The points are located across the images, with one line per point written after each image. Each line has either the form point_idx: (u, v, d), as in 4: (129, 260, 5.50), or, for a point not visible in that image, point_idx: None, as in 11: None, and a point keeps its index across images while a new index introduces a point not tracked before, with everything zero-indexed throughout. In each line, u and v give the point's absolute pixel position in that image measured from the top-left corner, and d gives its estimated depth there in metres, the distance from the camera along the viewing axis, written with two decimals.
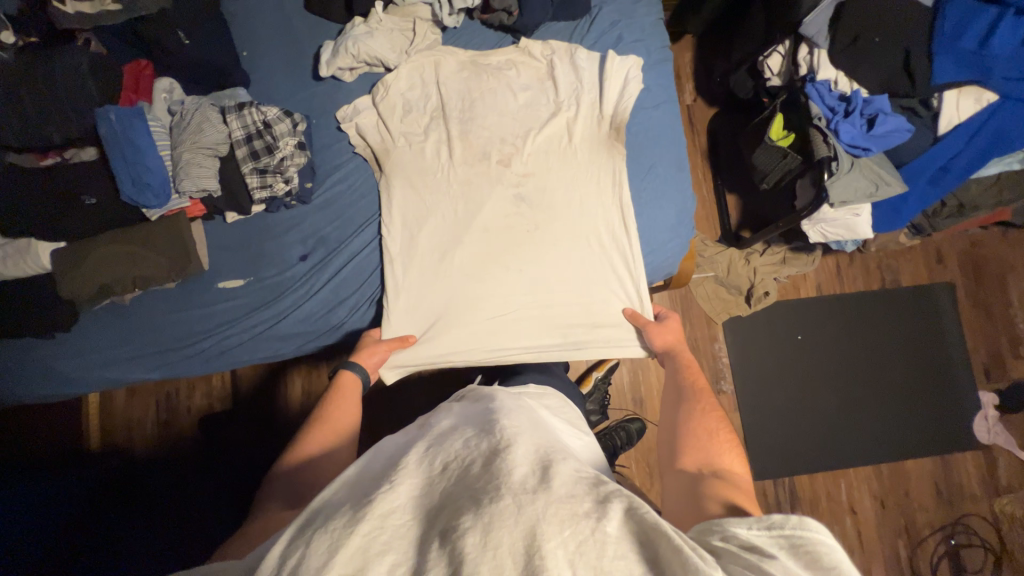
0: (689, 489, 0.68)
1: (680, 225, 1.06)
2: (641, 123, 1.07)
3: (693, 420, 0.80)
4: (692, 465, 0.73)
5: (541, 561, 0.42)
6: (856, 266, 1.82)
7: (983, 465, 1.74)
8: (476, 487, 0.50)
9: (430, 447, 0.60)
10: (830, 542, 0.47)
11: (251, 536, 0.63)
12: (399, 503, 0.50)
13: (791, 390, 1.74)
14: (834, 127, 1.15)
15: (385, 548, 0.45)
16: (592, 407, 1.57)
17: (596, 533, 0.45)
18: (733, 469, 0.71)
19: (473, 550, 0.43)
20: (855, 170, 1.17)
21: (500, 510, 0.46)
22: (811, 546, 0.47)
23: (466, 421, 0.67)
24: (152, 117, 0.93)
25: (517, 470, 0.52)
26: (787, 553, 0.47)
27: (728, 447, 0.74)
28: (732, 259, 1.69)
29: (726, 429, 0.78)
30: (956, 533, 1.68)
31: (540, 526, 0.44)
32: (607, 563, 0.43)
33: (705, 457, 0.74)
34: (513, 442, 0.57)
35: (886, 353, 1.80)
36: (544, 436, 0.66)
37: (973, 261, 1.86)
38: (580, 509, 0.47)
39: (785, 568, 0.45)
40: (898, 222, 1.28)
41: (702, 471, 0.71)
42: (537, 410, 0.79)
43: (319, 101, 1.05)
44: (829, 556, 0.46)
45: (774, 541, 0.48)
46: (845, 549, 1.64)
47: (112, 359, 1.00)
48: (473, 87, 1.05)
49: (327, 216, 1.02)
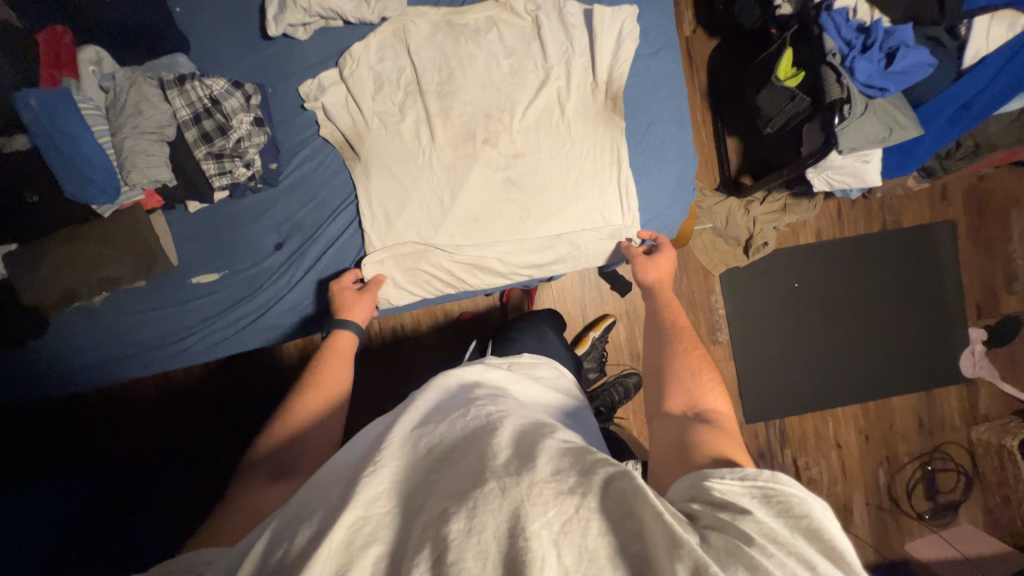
0: (677, 432, 0.65)
1: (680, 188, 1.00)
2: (637, 74, 0.97)
3: (680, 358, 0.78)
4: (677, 406, 0.70)
5: (525, 543, 0.41)
6: (858, 209, 1.76)
7: (965, 397, 1.81)
8: (461, 474, 0.50)
9: (417, 427, 0.60)
10: (801, 493, 0.48)
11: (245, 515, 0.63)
12: (383, 490, 0.49)
13: (785, 338, 1.76)
14: (849, 65, 1.05)
15: (370, 539, 0.45)
16: (590, 366, 1.59)
17: (580, 511, 0.45)
18: (718, 408, 0.69)
19: (458, 536, 0.43)
20: (867, 113, 1.07)
21: (484, 495, 0.46)
22: (783, 497, 0.48)
23: (452, 399, 0.67)
24: (81, 97, 0.81)
25: (501, 454, 0.52)
26: (760, 503, 0.48)
27: (712, 385, 0.72)
28: (732, 208, 1.61)
29: (710, 372, 0.76)
30: (933, 460, 1.78)
31: (525, 508, 0.44)
32: (590, 541, 0.43)
33: (688, 396, 0.71)
34: (500, 425, 0.58)
35: (880, 293, 1.80)
36: (534, 415, 0.67)
37: (979, 197, 1.80)
38: (563, 488, 0.47)
39: (759, 524, 0.45)
40: (909, 166, 1.20)
41: (687, 414, 0.68)
42: (529, 387, 0.80)
43: (273, 66, 0.93)
44: (801, 507, 0.47)
45: (748, 492, 0.49)
46: (829, 478, 1.74)
47: (91, 363, 0.94)
48: (447, 43, 0.93)
49: (297, 198, 0.94)
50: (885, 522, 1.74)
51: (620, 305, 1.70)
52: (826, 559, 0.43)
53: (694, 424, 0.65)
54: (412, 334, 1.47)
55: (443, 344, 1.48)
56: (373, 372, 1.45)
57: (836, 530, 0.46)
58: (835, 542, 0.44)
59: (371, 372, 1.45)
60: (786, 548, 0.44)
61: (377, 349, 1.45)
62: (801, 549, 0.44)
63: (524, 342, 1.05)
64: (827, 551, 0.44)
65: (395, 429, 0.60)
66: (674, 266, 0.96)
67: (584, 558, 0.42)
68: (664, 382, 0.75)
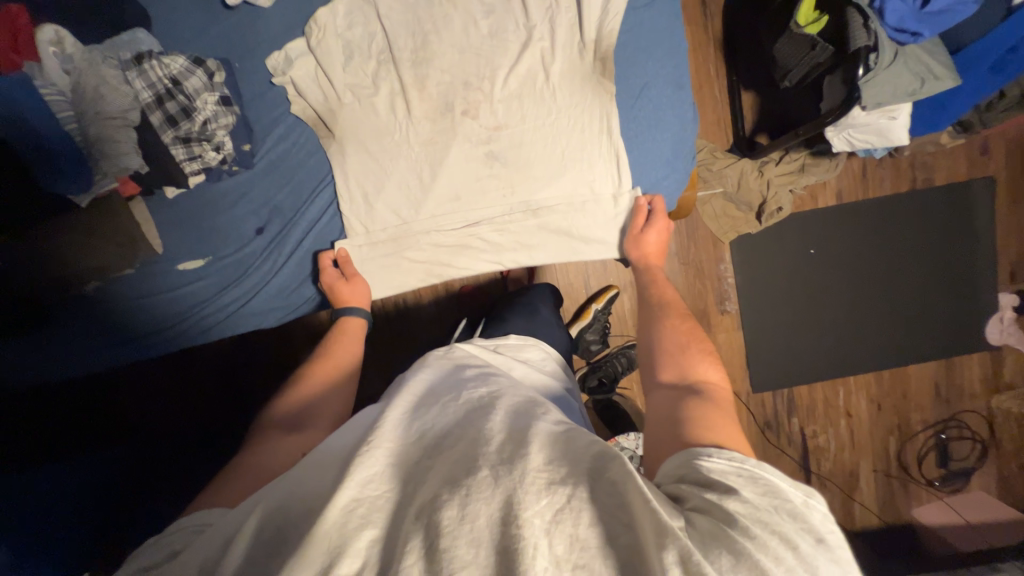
0: (669, 408, 0.61)
1: (677, 157, 0.96)
2: (628, 30, 0.91)
3: (672, 334, 0.77)
4: (670, 378, 0.68)
5: (517, 531, 0.41)
6: (885, 166, 1.63)
7: (989, 365, 1.73)
8: (452, 460, 0.49)
9: (410, 409, 0.58)
10: (785, 480, 0.46)
11: (253, 469, 0.64)
12: (377, 471, 0.48)
13: (798, 304, 1.69)
14: (879, 6, 0.94)
15: (363, 522, 0.44)
16: (593, 338, 1.57)
17: (572, 500, 0.44)
18: (709, 377, 0.67)
19: (450, 523, 0.42)
20: (896, 64, 0.96)
21: (477, 482, 0.45)
22: (767, 480, 0.46)
23: (445, 380, 0.65)
24: (42, 83, 0.77)
25: (495, 439, 0.50)
26: (745, 483, 0.46)
27: (702, 358, 0.70)
28: (744, 171, 1.50)
29: (701, 345, 0.73)
30: (948, 428, 1.73)
31: (517, 496, 0.43)
32: (583, 530, 0.42)
33: (680, 370, 0.69)
34: (492, 408, 0.56)
35: (905, 256, 1.69)
36: (527, 393, 0.65)
37: (1022, 150, 1.65)
38: (556, 476, 0.46)
39: (743, 504, 0.43)
40: (939, 122, 1.09)
41: (678, 385, 0.66)
42: (513, 366, 0.79)
43: (237, 37, 0.89)
44: (783, 491, 0.45)
45: (734, 471, 0.47)
46: (836, 446, 1.71)
47: (75, 357, 0.91)
48: (420, 3, 0.90)
49: (274, 181, 0.92)
50: (893, 490, 1.71)
51: (624, 275, 1.64)
52: (804, 538, 0.41)
53: (687, 396, 0.62)
54: (414, 307, 1.46)
55: (444, 317, 1.48)
56: (374, 348, 1.46)
57: (819, 513, 0.44)
58: (815, 523, 0.43)
59: (372, 348, 1.46)
60: (768, 528, 0.42)
61: (379, 323, 1.45)
62: (782, 527, 0.42)
63: (517, 316, 1.03)
64: (807, 531, 0.42)
65: (388, 410, 0.58)
66: (666, 240, 0.95)
67: (575, 547, 0.42)
68: (655, 360, 0.73)
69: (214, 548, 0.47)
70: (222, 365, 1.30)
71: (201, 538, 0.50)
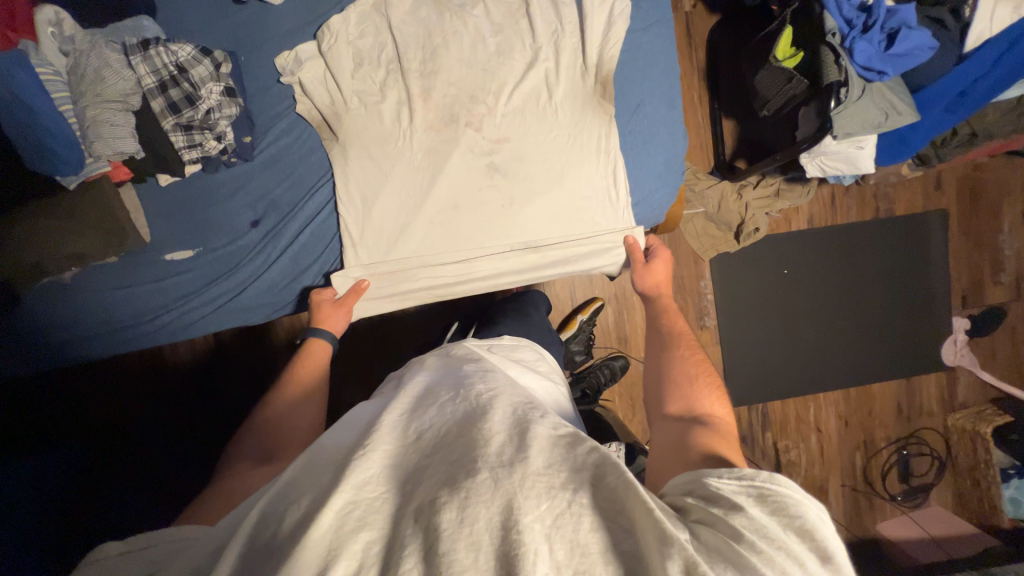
0: (677, 435, 0.65)
1: (667, 171, 1.02)
2: (626, 55, 0.97)
3: (681, 363, 0.80)
4: (675, 410, 0.71)
5: (519, 536, 0.41)
6: (850, 195, 1.75)
7: (945, 385, 1.84)
8: (451, 460, 0.49)
9: (407, 410, 0.58)
10: (798, 495, 0.48)
11: (224, 502, 0.61)
12: (373, 474, 0.48)
13: (773, 323, 1.76)
14: (848, 46, 1.01)
15: (359, 524, 0.43)
16: (578, 349, 1.58)
17: (573, 505, 0.45)
18: (715, 412, 0.70)
19: (450, 526, 0.42)
20: (863, 98, 1.04)
21: (477, 485, 0.45)
22: (777, 498, 0.47)
23: (443, 380, 0.66)
24: (38, 62, 0.76)
25: (495, 440, 0.50)
26: (755, 501, 0.47)
27: (710, 391, 0.73)
28: (724, 193, 1.59)
29: (709, 379, 0.77)
30: (908, 445, 1.81)
31: (518, 501, 0.43)
32: (583, 536, 0.43)
33: (686, 403, 0.72)
34: (489, 407, 0.56)
35: (869, 281, 1.80)
36: (524, 392, 0.66)
37: (970, 185, 1.81)
38: (556, 482, 0.46)
39: (751, 521, 0.45)
40: (902, 154, 1.19)
41: (685, 416, 0.69)
42: (509, 366, 0.79)
43: (246, 35, 0.90)
44: (796, 507, 0.46)
45: (744, 490, 0.49)
46: (807, 460, 1.77)
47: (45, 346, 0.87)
48: (431, 18, 0.94)
49: (274, 173, 0.92)
50: (859, 503, 1.78)
51: (610, 289, 1.69)
52: (812, 557, 0.44)
53: (693, 426, 0.65)
54: (400, 312, 1.45)
55: (431, 323, 1.47)
56: (357, 352, 1.44)
57: (826, 532, 0.46)
58: (824, 540, 0.45)
59: (357, 352, 1.44)
60: (774, 543, 0.44)
61: (364, 328, 1.44)
62: (790, 544, 0.44)
63: (508, 323, 1.05)
64: (818, 550, 0.44)
65: (386, 412, 0.58)
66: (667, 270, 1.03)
67: (576, 552, 0.42)
68: (665, 388, 0.76)
69: (205, 556, 0.45)
70: (196, 371, 1.24)
71: (188, 549, 0.47)
